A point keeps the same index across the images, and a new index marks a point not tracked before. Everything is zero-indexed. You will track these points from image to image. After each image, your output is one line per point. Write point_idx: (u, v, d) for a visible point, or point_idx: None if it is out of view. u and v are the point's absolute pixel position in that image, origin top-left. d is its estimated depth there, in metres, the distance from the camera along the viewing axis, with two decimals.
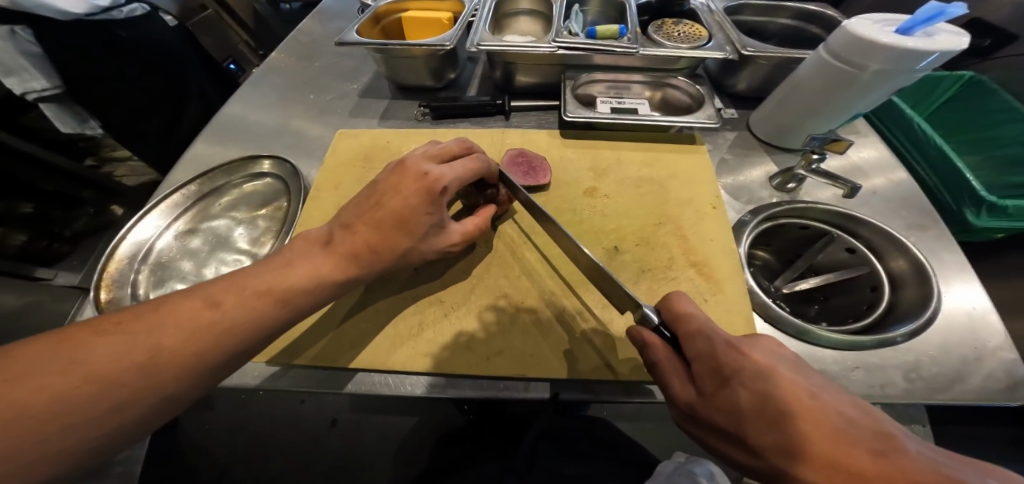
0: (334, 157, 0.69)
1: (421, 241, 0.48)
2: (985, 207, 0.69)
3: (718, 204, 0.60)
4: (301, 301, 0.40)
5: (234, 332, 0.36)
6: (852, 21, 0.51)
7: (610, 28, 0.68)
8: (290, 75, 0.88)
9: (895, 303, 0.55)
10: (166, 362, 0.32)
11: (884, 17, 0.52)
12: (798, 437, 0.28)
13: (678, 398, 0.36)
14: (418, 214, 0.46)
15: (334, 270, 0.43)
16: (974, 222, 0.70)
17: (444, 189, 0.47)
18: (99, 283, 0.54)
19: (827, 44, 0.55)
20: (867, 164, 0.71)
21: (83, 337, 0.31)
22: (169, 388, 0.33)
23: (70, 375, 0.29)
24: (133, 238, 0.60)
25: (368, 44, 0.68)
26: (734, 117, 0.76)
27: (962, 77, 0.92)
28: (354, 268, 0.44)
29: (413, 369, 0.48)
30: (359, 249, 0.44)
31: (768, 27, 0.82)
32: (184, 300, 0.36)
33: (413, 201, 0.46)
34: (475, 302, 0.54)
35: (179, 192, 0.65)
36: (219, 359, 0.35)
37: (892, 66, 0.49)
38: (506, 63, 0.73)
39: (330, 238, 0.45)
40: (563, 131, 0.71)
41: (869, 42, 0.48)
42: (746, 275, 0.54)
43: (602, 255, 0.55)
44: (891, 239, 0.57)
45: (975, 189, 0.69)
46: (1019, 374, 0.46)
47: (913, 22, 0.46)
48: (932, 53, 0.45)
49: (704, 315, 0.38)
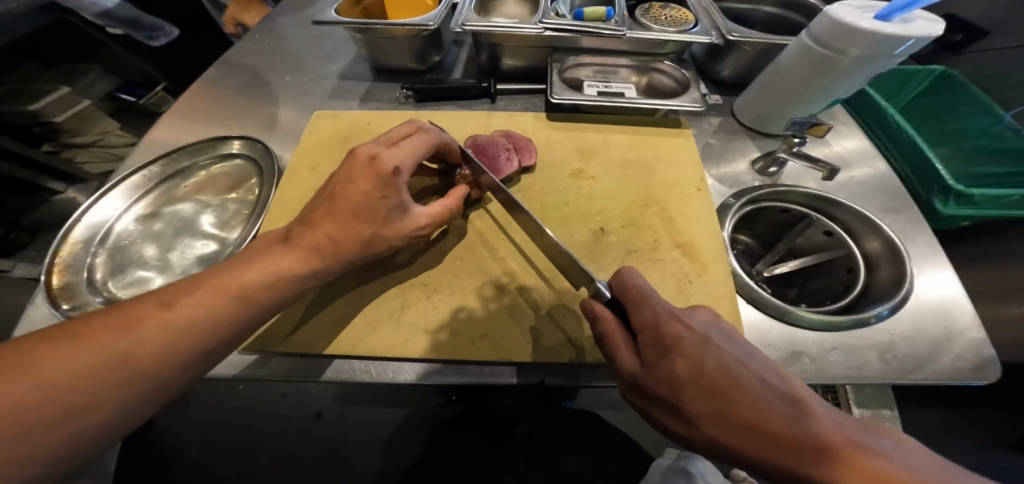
0: (309, 139, 0.66)
1: (388, 223, 0.47)
2: (953, 195, 0.71)
3: (702, 186, 0.60)
4: (264, 296, 0.40)
5: (191, 330, 0.35)
6: (834, 7, 0.51)
7: (597, 10, 0.67)
8: (265, 56, 0.85)
9: (870, 284, 0.56)
10: (117, 363, 0.32)
11: (861, 3, 0.52)
12: (721, 406, 0.30)
13: (624, 369, 0.37)
14: (373, 200, 0.45)
15: (297, 264, 0.42)
16: (943, 210, 0.74)
17: (396, 169, 0.46)
18: (51, 269, 0.50)
19: (809, 30, 0.55)
20: (846, 152, 0.72)
21: (35, 344, 0.30)
22: (120, 394, 0.31)
23: (15, 382, 0.28)
24: (89, 221, 0.56)
25: (348, 22, 0.66)
26: (719, 103, 0.77)
27: (933, 72, 0.93)
28: (318, 261, 0.43)
29: (395, 355, 0.47)
30: (322, 241, 0.43)
31: (752, 15, 0.83)
32: (139, 301, 0.35)
33: (366, 188, 0.45)
34: (458, 286, 0.53)
35: (141, 173, 0.62)
36: (182, 357, 0.34)
37: (871, 51, 0.49)
38: (491, 45, 0.72)
39: (289, 234, 0.44)
40: (550, 114, 0.70)
41: (850, 28, 0.48)
42: (730, 257, 0.55)
43: (587, 237, 0.55)
44: (865, 221, 0.59)
45: (944, 178, 0.73)
46: (986, 354, 0.48)
47: (892, 8, 0.47)
48: (909, 39, 0.46)
49: (651, 291, 0.40)
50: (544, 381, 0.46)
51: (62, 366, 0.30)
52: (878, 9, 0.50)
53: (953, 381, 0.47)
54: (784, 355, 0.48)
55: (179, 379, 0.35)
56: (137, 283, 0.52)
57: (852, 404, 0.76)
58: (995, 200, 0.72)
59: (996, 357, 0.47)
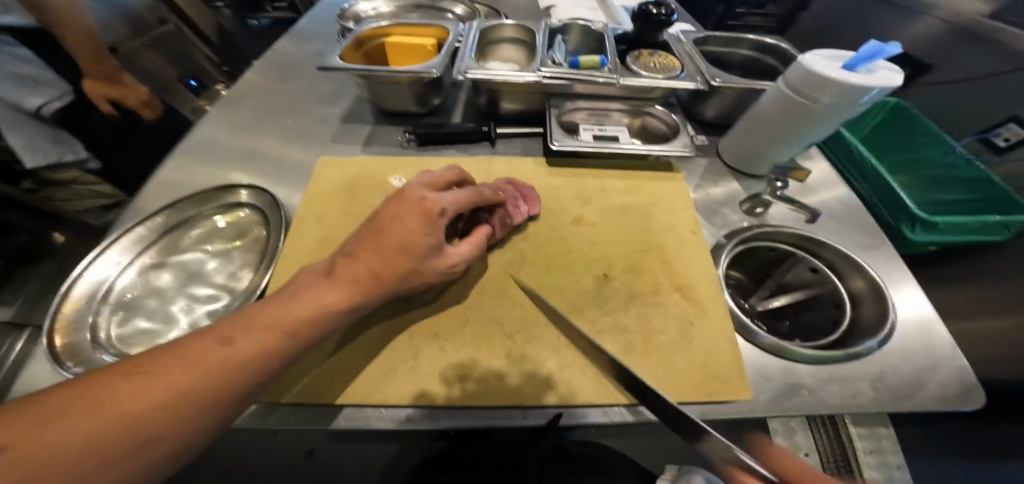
0: (314, 187, 0.67)
1: (427, 259, 0.48)
2: (920, 222, 0.79)
3: (697, 230, 0.63)
4: (309, 331, 0.40)
5: (249, 364, 0.36)
6: (805, 57, 0.56)
7: (592, 59, 0.71)
8: (266, 97, 0.86)
9: (856, 321, 0.60)
10: (184, 396, 0.33)
11: (830, 51, 0.57)
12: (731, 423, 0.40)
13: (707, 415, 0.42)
14: (418, 237, 0.46)
15: (340, 298, 0.42)
16: (912, 236, 0.80)
17: (442, 211, 0.49)
18: (52, 328, 0.49)
19: (784, 78, 0.59)
20: (817, 183, 0.76)
21: (111, 378, 0.32)
22: (188, 427, 0.33)
23: (101, 414, 0.29)
24: (90, 278, 0.55)
25: (354, 70, 0.68)
26: (704, 144, 0.81)
27: (890, 103, 1.02)
28: (358, 296, 0.43)
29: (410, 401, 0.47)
30: (362, 274, 0.44)
31: (730, 58, 0.89)
32: (199, 336, 0.36)
33: (413, 225, 0.46)
34: (471, 334, 0.53)
35: (143, 225, 0.61)
36: (244, 390, 0.36)
37: (843, 98, 0.53)
38: (491, 90, 0.75)
39: (332, 268, 0.45)
40: (549, 159, 0.73)
41: (820, 78, 0.52)
42: (726, 295, 0.57)
43: (591, 284, 0.57)
44: (848, 260, 0.63)
45: (910, 208, 0.80)
46: (969, 381, 0.52)
47: (856, 59, 0.51)
48: (872, 88, 0.50)
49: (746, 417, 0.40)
50: (559, 422, 0.46)
51: (136, 401, 0.31)
52: (844, 60, 0.55)
53: (941, 408, 0.50)
54: (784, 388, 0.50)
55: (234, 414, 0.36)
56: (144, 338, 0.51)
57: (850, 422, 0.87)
58: (956, 227, 0.80)
59: (979, 384, 0.51)
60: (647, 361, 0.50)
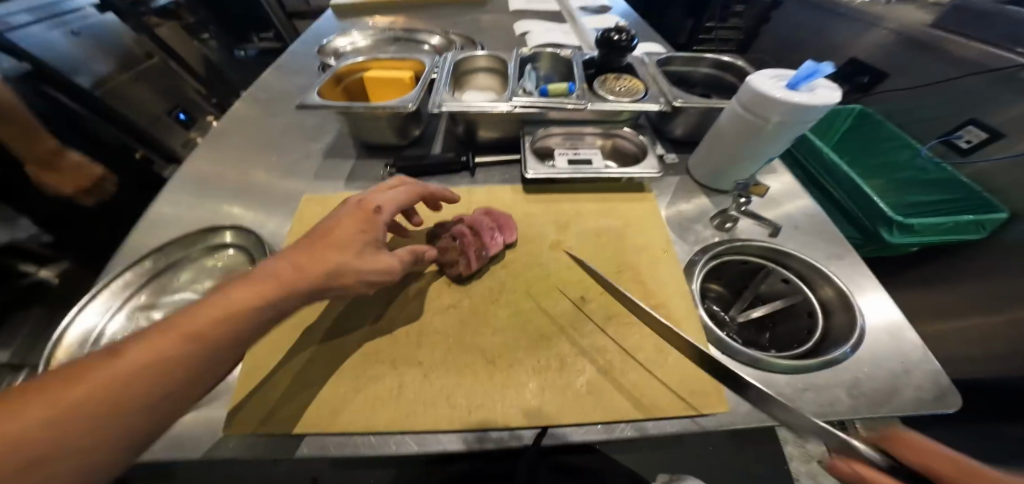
0: (299, 225, 0.70)
1: (359, 256, 0.47)
2: (896, 225, 0.84)
3: (669, 248, 0.66)
4: (220, 335, 0.37)
5: (143, 374, 0.33)
6: (753, 78, 0.59)
7: (560, 86, 0.74)
8: (251, 135, 0.89)
9: (829, 329, 0.62)
10: (67, 415, 0.30)
11: (776, 71, 0.60)
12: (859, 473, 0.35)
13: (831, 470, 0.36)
14: (351, 232, 0.48)
15: (254, 297, 0.40)
16: (891, 239, 0.85)
17: (377, 208, 0.52)
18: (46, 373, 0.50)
19: (736, 98, 0.63)
20: (781, 196, 0.80)
21: None
22: (71, 449, 0.30)
23: None
24: (80, 326, 0.57)
25: (333, 107, 0.71)
26: (675, 162, 0.84)
27: (855, 109, 1.15)
28: (275, 293, 0.41)
29: (397, 429, 0.49)
30: (282, 272, 0.42)
31: (693, 76, 0.93)
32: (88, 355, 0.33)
33: (349, 223, 0.49)
34: (454, 362, 0.54)
35: (131, 270, 0.63)
36: (143, 403, 0.33)
37: (790, 116, 0.56)
38: (467, 120, 0.78)
39: (251, 271, 0.42)
40: (526, 187, 0.76)
41: (766, 97, 0.56)
42: (699, 309, 0.60)
43: (570, 307, 0.60)
44: (816, 270, 0.66)
45: (886, 212, 0.85)
46: (944, 383, 0.53)
47: (796, 79, 0.55)
48: (815, 105, 0.53)
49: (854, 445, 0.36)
50: (543, 441, 0.48)
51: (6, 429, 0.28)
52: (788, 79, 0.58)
53: (919, 412, 0.51)
54: None
55: (142, 428, 0.33)
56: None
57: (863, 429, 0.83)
58: (932, 228, 0.84)
59: (953, 386, 0.53)
60: (625, 380, 0.52)
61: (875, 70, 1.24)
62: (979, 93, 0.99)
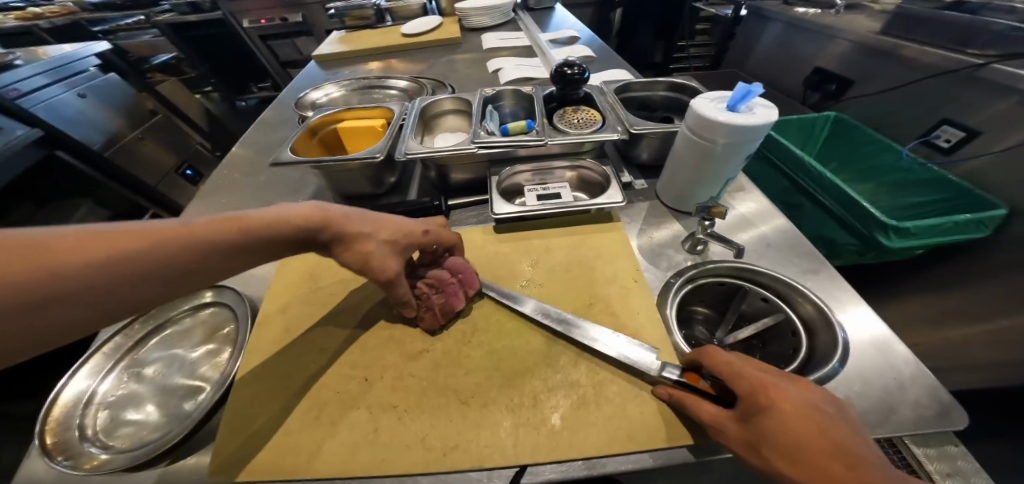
0: (279, 282, 0.72)
1: (380, 246, 0.55)
2: (892, 229, 0.83)
3: (639, 277, 0.67)
4: (180, 251, 0.41)
5: (104, 269, 0.36)
6: (696, 102, 0.61)
7: (519, 125, 0.78)
8: (236, 189, 0.93)
9: (814, 347, 0.61)
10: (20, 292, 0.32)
11: (718, 93, 0.63)
12: (763, 430, 0.40)
13: (732, 433, 0.43)
14: (385, 232, 0.56)
15: (220, 234, 0.44)
16: (889, 244, 0.84)
17: (424, 231, 0.61)
18: (43, 430, 0.52)
19: (685, 123, 0.65)
20: (752, 215, 0.80)
21: None
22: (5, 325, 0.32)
23: None
24: (75, 386, 0.58)
25: (305, 161, 0.74)
26: (644, 188, 0.86)
27: (829, 117, 1.20)
28: (240, 238, 0.45)
29: (372, 475, 0.49)
30: (257, 224, 0.47)
31: (653, 100, 0.95)
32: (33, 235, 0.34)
33: (395, 229, 0.58)
34: (429, 406, 0.54)
35: (120, 333, 0.64)
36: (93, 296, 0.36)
37: (735, 137, 0.58)
38: (439, 164, 0.81)
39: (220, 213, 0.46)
40: (498, 226, 0.79)
41: (711, 121, 0.57)
42: (674, 334, 0.60)
43: (542, 343, 0.60)
44: (791, 287, 0.66)
45: (879, 217, 0.84)
46: (945, 398, 0.52)
47: (734, 100, 0.57)
48: (754, 124, 0.55)
49: (738, 364, 0.45)
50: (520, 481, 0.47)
51: None
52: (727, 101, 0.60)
53: (920, 431, 0.50)
54: None
55: (58, 325, 0.35)
56: (130, 430, 0.54)
57: (909, 441, 0.50)
58: (931, 229, 0.83)
59: (955, 400, 0.51)
60: (600, 414, 0.52)
61: (840, 78, 1.27)
62: (943, 94, 1.00)
